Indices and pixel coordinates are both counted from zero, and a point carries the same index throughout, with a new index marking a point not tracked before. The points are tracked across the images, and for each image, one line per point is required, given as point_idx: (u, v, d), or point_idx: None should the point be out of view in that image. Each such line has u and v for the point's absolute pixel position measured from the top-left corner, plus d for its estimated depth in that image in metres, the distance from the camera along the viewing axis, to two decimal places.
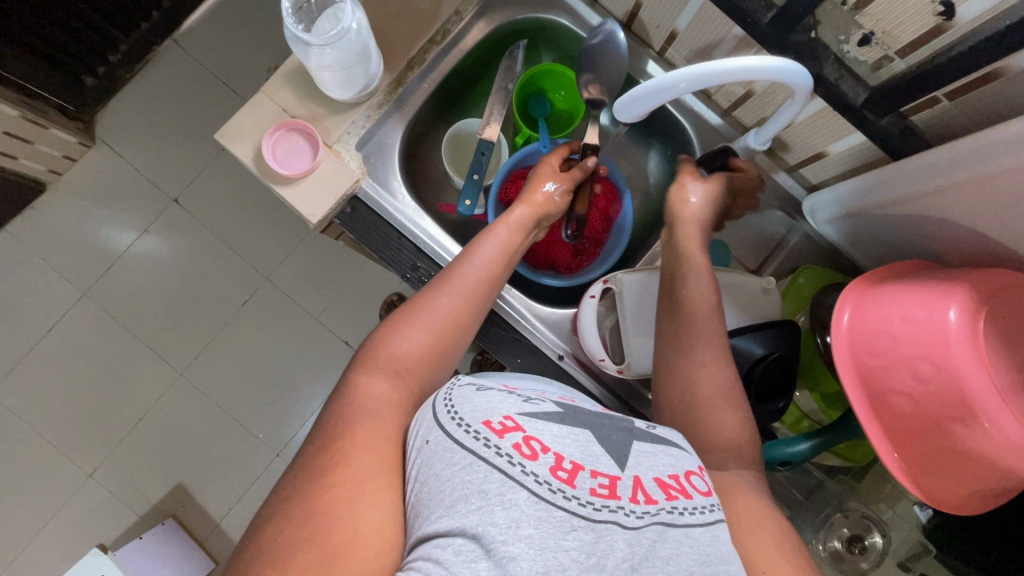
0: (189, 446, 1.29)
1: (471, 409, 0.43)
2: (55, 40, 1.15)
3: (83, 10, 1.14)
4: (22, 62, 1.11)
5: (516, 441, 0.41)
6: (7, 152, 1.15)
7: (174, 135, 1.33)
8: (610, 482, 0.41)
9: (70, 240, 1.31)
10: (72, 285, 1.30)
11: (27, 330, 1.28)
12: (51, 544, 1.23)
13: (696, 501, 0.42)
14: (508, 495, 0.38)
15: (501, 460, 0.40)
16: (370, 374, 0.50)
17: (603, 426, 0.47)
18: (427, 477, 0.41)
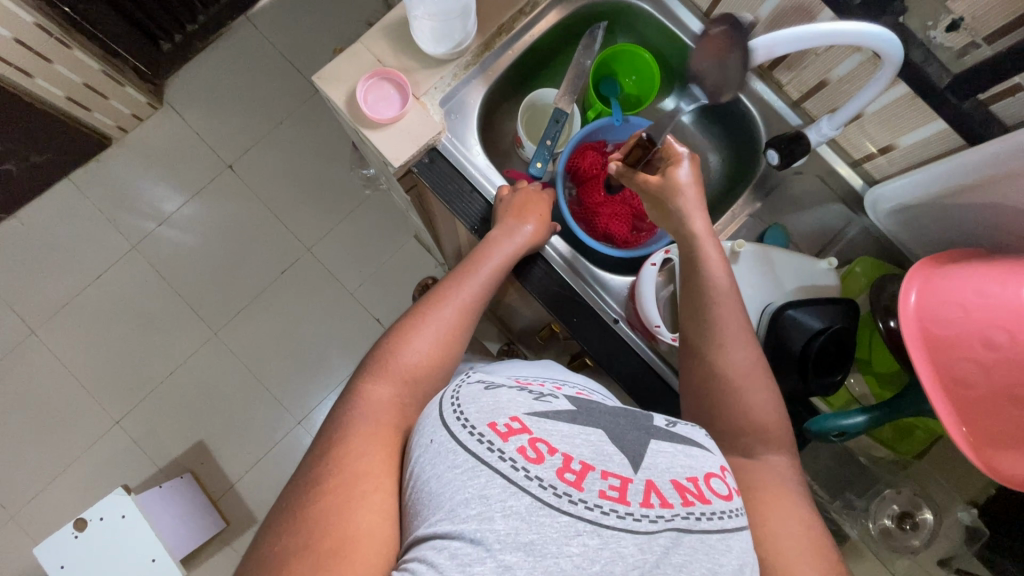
0: (215, 406, 1.31)
1: (476, 410, 0.43)
2: (143, 4, 1.22)
3: None
4: (113, 23, 1.18)
5: (521, 445, 0.40)
6: (84, 104, 1.22)
7: (237, 105, 1.39)
8: (620, 485, 0.41)
9: (127, 194, 1.36)
10: (123, 236, 1.35)
11: (75, 274, 1.33)
12: (72, 487, 1.26)
13: (714, 507, 0.42)
14: (509, 502, 0.37)
15: (504, 465, 0.39)
16: (374, 401, 0.48)
17: (619, 424, 0.47)
18: (428, 477, 0.40)
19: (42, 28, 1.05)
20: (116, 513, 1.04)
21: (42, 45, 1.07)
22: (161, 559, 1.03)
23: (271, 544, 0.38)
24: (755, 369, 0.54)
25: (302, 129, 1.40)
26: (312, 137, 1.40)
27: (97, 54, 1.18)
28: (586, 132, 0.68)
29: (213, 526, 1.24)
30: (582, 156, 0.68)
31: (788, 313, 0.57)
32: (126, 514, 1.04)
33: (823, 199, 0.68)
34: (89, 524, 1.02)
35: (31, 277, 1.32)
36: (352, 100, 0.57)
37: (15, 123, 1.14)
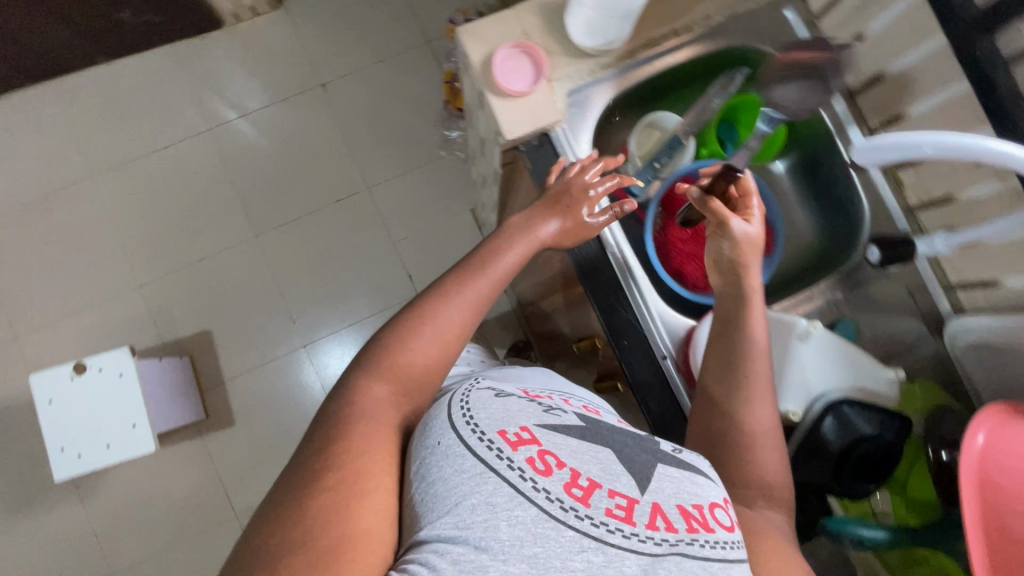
0: (232, 303, 1.34)
1: (488, 417, 0.45)
2: None
3: None
4: None
5: (530, 456, 0.42)
6: None
7: (349, 30, 1.41)
8: (626, 504, 0.43)
9: (219, 78, 1.39)
10: (202, 116, 1.38)
11: (147, 137, 1.36)
12: (80, 331, 1.29)
13: (717, 537, 0.44)
14: (515, 512, 0.39)
15: (512, 474, 0.41)
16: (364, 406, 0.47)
17: (627, 446, 0.49)
18: (434, 480, 0.41)
19: None
20: (113, 369, 1.06)
21: None
22: (139, 425, 1.05)
23: (267, 537, 0.38)
24: (770, 432, 0.54)
25: (402, 73, 1.41)
26: (408, 83, 1.41)
27: None
28: (693, 167, 0.66)
29: (193, 414, 1.26)
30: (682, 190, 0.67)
31: (840, 410, 0.57)
32: (122, 372, 1.06)
33: (904, 309, 0.67)
34: (86, 371, 1.05)
35: (105, 125, 1.36)
36: (486, 64, 0.57)
37: None
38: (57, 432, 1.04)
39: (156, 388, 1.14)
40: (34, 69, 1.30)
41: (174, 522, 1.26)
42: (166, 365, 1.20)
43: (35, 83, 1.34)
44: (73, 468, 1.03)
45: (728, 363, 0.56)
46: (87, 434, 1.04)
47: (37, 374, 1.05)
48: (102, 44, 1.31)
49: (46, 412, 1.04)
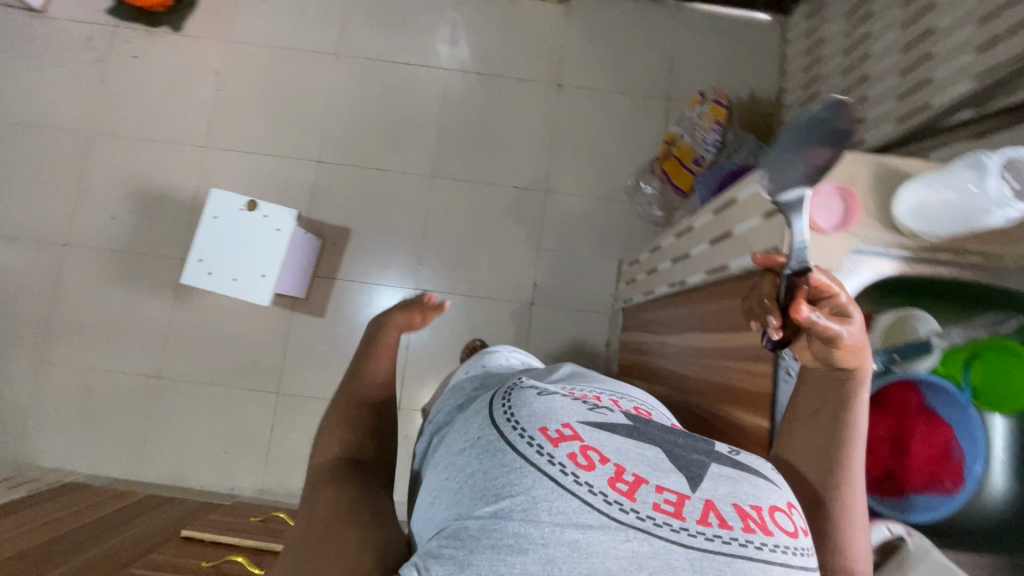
0: (379, 219, 1.41)
1: (531, 416, 0.43)
2: None
3: None
4: None
5: (572, 451, 0.40)
6: None
7: (608, 55, 1.48)
8: (677, 499, 0.39)
9: (481, 34, 1.48)
10: (449, 56, 1.48)
11: (397, 48, 1.47)
12: (252, 174, 1.41)
13: (775, 539, 0.39)
14: (556, 502, 0.38)
15: (553, 469, 0.39)
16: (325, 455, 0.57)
17: (678, 442, 0.44)
18: (475, 471, 0.42)
19: None
20: (276, 221, 1.14)
21: None
22: (270, 278, 1.12)
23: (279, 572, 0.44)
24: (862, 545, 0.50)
25: (629, 114, 1.46)
26: (630, 126, 1.46)
27: None
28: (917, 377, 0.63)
29: (300, 291, 1.34)
30: (900, 392, 0.64)
31: None
32: (280, 228, 1.13)
33: None
34: (255, 211, 1.14)
35: (371, 20, 1.47)
36: None
37: None
38: (205, 246, 1.13)
39: (294, 256, 1.21)
40: None
41: (232, 369, 1.35)
42: (309, 240, 1.29)
43: None
44: (200, 283, 1.11)
45: (814, 452, 0.52)
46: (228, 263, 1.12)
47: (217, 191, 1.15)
48: None
49: (207, 223, 1.14)
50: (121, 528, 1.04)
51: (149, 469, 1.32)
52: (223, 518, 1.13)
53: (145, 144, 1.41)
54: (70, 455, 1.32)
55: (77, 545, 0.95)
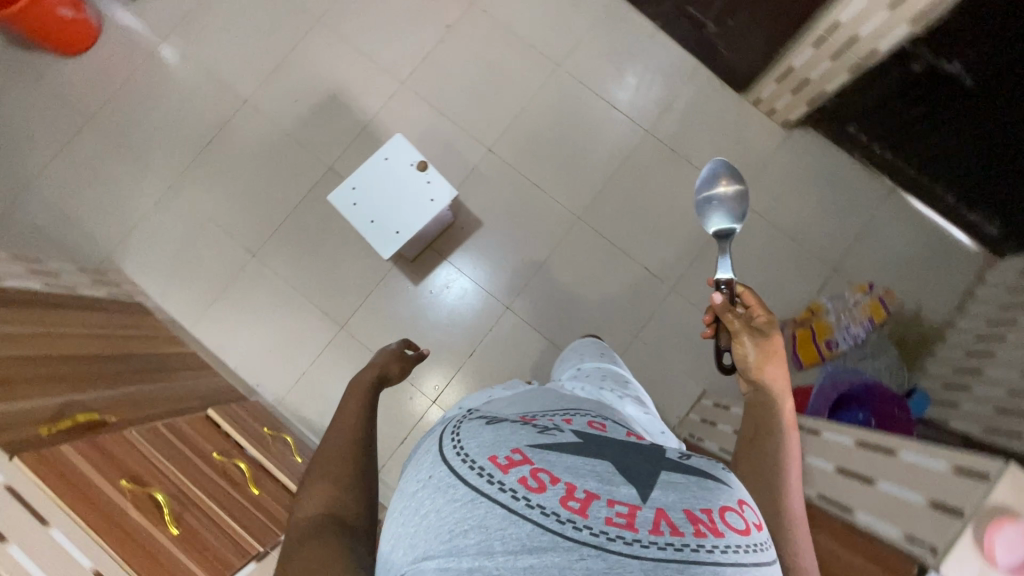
0: (510, 227, 1.42)
1: (482, 448, 0.46)
2: (882, 128, 1.28)
3: (914, 149, 1.26)
4: (860, 108, 1.26)
5: (521, 475, 0.43)
6: (779, 84, 1.33)
7: (797, 198, 1.43)
8: (628, 511, 0.42)
9: (693, 114, 1.46)
10: (653, 119, 1.46)
11: (611, 87, 1.47)
12: (426, 127, 1.44)
13: (728, 541, 0.41)
14: (508, 530, 0.40)
15: (503, 496, 0.42)
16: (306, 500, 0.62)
17: (627, 456, 0.47)
18: (429, 510, 0.44)
19: (854, 63, 1.15)
20: (434, 191, 1.15)
21: (837, 62, 1.17)
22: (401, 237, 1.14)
23: None
24: None
25: (787, 262, 1.41)
26: (782, 273, 1.40)
27: (829, 95, 1.27)
28: None
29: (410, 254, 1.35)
30: None
31: None
32: (434, 198, 1.15)
33: None
34: (421, 172, 1.16)
35: (603, 51, 1.48)
36: (988, 511, 0.55)
37: (762, 37, 1.24)
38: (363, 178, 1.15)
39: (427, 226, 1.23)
40: None
41: (316, 285, 1.39)
42: (444, 218, 1.30)
43: None
44: (341, 207, 1.14)
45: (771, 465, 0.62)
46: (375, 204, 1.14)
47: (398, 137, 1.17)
48: (671, 19, 1.41)
49: (375, 161, 1.16)
50: (162, 376, 1.08)
51: (201, 325, 1.37)
52: (242, 414, 1.15)
53: (353, 53, 1.46)
54: (146, 275, 1.38)
55: (126, 373, 0.99)
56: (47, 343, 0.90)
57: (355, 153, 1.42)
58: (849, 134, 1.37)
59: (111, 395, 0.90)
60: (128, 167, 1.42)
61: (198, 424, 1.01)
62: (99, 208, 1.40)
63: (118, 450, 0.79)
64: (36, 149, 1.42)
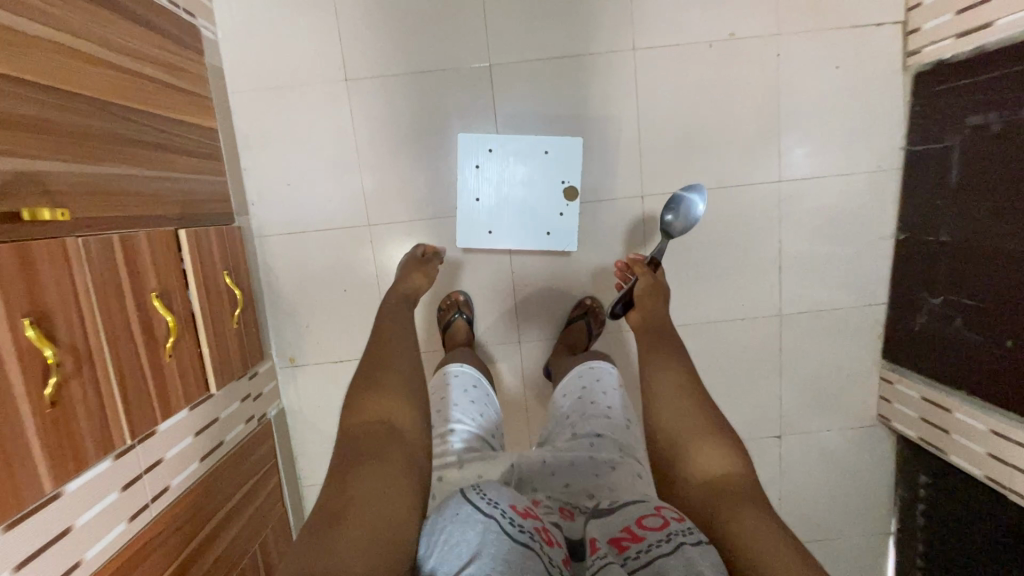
0: (590, 279, 1.22)
1: (495, 493, 0.62)
2: (947, 512, 1.17)
3: (944, 548, 1.18)
4: (953, 486, 1.14)
5: (524, 517, 0.59)
6: (920, 401, 1.16)
7: (823, 473, 1.33)
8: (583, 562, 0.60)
9: (830, 335, 1.26)
10: (799, 305, 1.24)
11: (797, 244, 1.21)
12: (609, 116, 1.15)
13: (650, 539, 0.58)
14: (515, 550, 0.54)
15: (509, 526, 0.57)
16: (370, 406, 0.75)
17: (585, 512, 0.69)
18: (454, 536, 0.57)
19: (993, 475, 1.00)
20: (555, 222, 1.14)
21: (985, 457, 1.02)
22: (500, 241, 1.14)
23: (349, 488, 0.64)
24: None
25: None
26: None
27: (943, 455, 1.13)
28: None
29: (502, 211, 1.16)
30: None
31: None
32: (551, 231, 1.14)
33: None
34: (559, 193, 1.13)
35: (827, 205, 1.20)
36: None
37: (962, 364, 1.04)
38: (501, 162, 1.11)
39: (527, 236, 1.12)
40: (919, 165, 1.13)
41: (379, 164, 1.17)
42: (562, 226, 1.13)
43: (904, 148, 1.16)
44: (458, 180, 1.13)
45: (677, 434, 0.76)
46: (493, 197, 1.12)
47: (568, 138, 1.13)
48: (914, 248, 1.15)
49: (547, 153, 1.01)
50: (157, 162, 0.88)
51: (245, 100, 1.14)
52: (213, 247, 0.99)
53: None
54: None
55: (120, 144, 0.79)
56: (52, 63, 0.68)
57: (527, 77, 1.13)
58: (915, 477, 1.26)
59: (79, 178, 0.71)
60: None
61: (159, 250, 0.84)
62: None
63: (42, 268, 0.63)
64: None
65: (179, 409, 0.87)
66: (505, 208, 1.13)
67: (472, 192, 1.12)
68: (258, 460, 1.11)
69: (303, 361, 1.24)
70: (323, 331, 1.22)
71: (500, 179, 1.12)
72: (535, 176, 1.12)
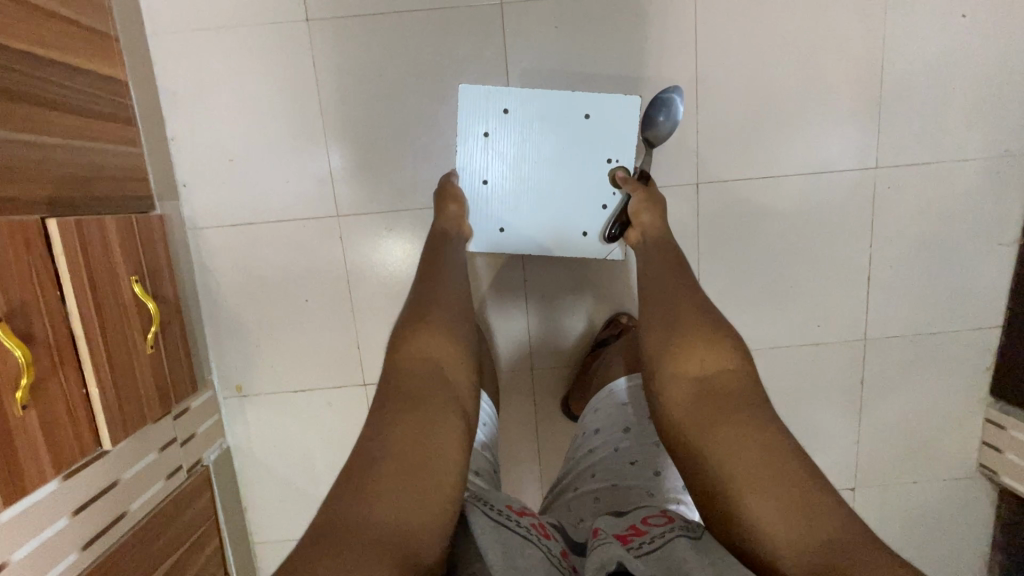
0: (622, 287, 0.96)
1: (496, 500, 0.55)
2: None
3: None
4: None
5: (526, 518, 0.51)
6: None
7: (907, 533, 1.07)
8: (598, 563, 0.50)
9: (927, 364, 0.99)
10: (890, 325, 0.97)
11: (891, 247, 0.95)
12: (658, 77, 0.88)
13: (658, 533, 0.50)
14: (523, 550, 0.46)
15: (511, 523, 0.49)
16: (416, 340, 0.57)
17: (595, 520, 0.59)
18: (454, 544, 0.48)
19: None
20: (596, 221, 0.83)
21: None
22: (516, 244, 0.84)
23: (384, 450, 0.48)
24: None
25: None
26: None
27: None
28: None
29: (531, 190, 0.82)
30: None
31: None
32: (590, 233, 0.84)
33: None
34: (605, 180, 0.82)
35: (935, 197, 0.93)
36: None
37: None
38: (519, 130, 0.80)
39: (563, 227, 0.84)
40: None
41: (354, 133, 0.88)
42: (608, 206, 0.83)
43: None
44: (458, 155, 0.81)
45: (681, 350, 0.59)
46: (507, 180, 0.81)
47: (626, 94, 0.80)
48: None
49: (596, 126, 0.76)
50: (11, 116, 0.59)
51: (169, 41, 0.85)
52: (112, 241, 0.71)
53: None
54: None
55: None
56: None
57: (549, 21, 0.85)
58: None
59: None
60: None
61: (6, 250, 0.56)
62: None
63: None
64: None
65: (43, 484, 0.59)
66: (527, 199, 0.82)
67: (478, 172, 0.82)
68: (188, 522, 0.84)
69: (252, 387, 0.96)
70: (278, 349, 0.94)
71: (519, 157, 0.81)
72: (572, 154, 0.81)
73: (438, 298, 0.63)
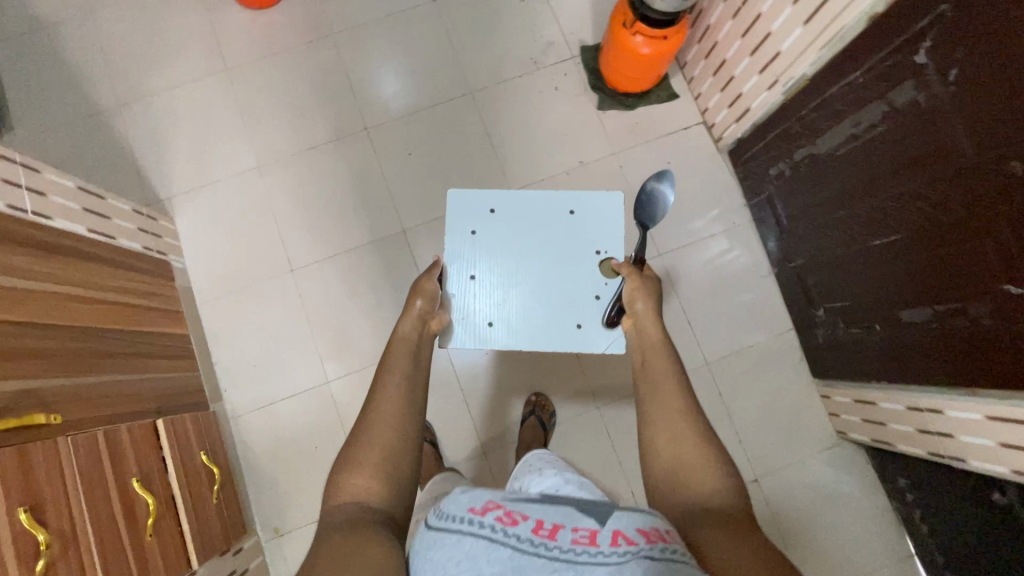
0: (529, 376, 1.37)
1: (457, 505, 0.59)
2: (932, 503, 1.17)
3: (952, 542, 1.15)
4: (922, 475, 1.16)
5: (496, 515, 0.55)
6: (853, 403, 1.23)
7: (815, 504, 1.32)
8: (590, 534, 0.54)
9: (757, 368, 1.38)
10: (719, 349, 1.38)
11: (694, 298, 1.40)
12: None
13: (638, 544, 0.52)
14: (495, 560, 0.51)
15: (484, 531, 0.53)
16: (346, 481, 0.72)
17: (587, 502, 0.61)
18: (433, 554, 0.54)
19: (931, 450, 1.05)
20: (587, 313, 1.07)
21: (918, 436, 1.07)
22: (505, 335, 1.06)
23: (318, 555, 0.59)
24: None
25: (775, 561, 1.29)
26: None
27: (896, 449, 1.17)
28: None
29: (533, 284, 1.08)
30: None
31: None
32: (582, 325, 1.07)
33: None
34: (597, 274, 1.08)
35: (706, 260, 1.42)
36: None
37: (862, 357, 1.16)
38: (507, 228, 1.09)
39: (553, 312, 1.07)
40: (760, 212, 1.38)
41: (330, 326, 1.37)
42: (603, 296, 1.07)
43: (746, 204, 1.43)
44: (448, 245, 1.09)
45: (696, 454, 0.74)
46: (492, 274, 1.07)
47: (608, 195, 1.10)
48: (788, 276, 1.35)
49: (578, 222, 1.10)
50: (135, 365, 1.05)
51: (210, 305, 1.38)
52: (189, 428, 1.12)
53: (484, 139, 1.46)
54: (192, 233, 1.41)
55: (106, 356, 0.98)
56: (57, 307, 0.90)
57: (434, 230, 1.41)
58: (894, 480, 1.27)
59: (73, 386, 0.88)
60: (236, 131, 1.45)
61: (138, 437, 0.97)
62: (188, 152, 1.44)
63: (38, 459, 0.76)
64: (170, 67, 1.47)
65: None
66: (519, 286, 1.08)
67: (470, 269, 1.08)
68: None
69: (284, 525, 1.28)
70: (300, 489, 1.29)
71: (511, 252, 1.09)
72: (563, 249, 1.09)
73: (380, 420, 0.77)
